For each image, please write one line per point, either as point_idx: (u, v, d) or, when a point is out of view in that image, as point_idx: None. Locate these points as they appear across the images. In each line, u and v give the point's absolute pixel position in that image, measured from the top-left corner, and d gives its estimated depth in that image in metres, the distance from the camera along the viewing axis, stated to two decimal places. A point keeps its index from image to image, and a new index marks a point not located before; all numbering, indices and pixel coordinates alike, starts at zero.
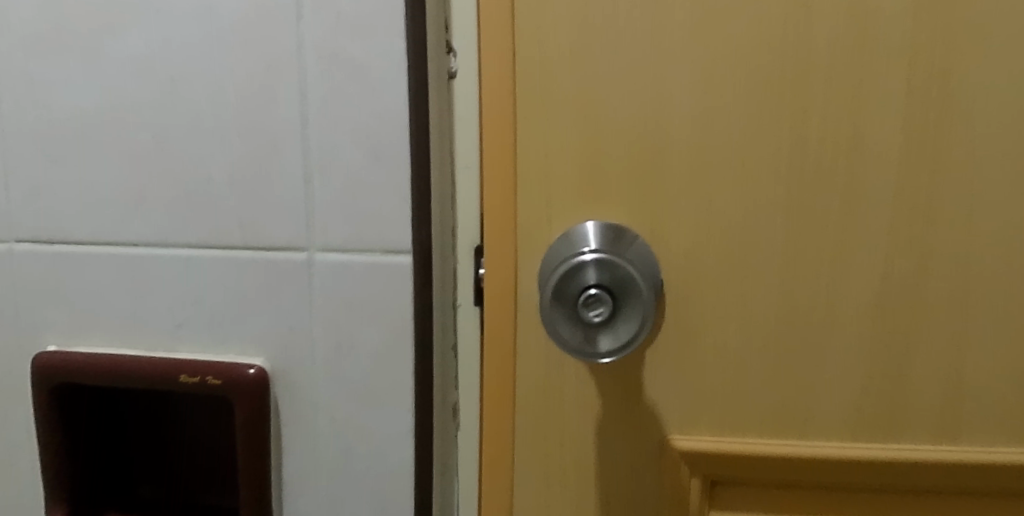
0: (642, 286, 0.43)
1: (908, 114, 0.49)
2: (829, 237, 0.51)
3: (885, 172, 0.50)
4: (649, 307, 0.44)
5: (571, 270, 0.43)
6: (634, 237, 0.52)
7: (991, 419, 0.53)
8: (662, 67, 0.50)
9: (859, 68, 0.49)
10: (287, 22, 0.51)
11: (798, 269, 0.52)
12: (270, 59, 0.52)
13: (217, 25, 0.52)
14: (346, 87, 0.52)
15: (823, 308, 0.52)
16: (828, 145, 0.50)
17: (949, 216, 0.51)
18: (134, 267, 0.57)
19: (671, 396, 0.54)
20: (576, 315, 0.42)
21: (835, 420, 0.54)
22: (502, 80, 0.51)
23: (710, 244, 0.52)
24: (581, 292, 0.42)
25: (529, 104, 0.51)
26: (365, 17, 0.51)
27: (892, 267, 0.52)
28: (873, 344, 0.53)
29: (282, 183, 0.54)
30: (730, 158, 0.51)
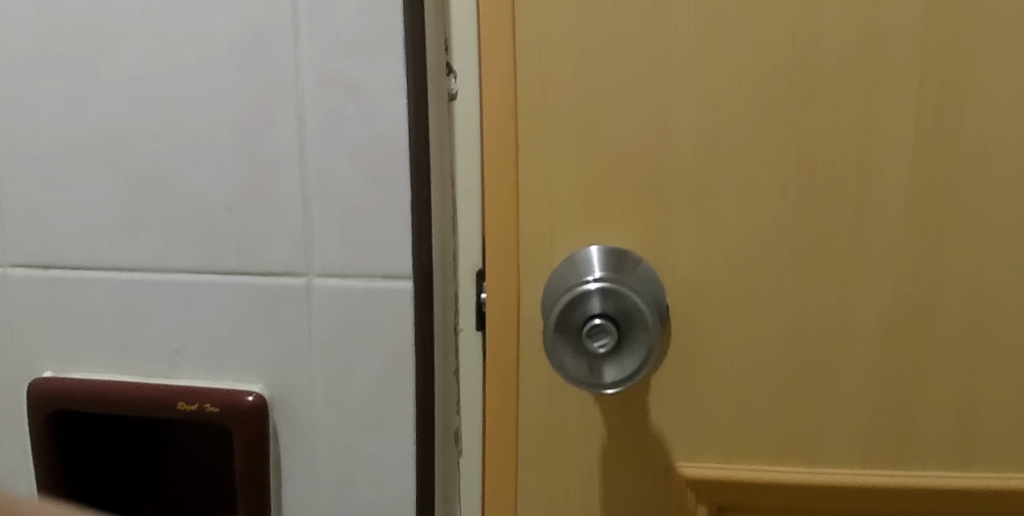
0: (648, 316, 0.42)
1: (918, 135, 0.48)
2: (838, 259, 0.50)
3: (895, 194, 0.49)
4: (655, 337, 0.42)
5: (576, 299, 0.42)
6: (638, 261, 0.51)
7: (1005, 445, 0.52)
8: (665, 88, 0.49)
9: (868, 87, 0.48)
10: (284, 44, 0.51)
11: (806, 293, 0.51)
12: (267, 80, 0.51)
13: (213, 47, 0.51)
14: (344, 109, 0.51)
15: (833, 333, 0.51)
16: (837, 166, 0.49)
17: (961, 238, 0.50)
18: (130, 292, 0.56)
19: (677, 423, 0.53)
20: (581, 346, 0.42)
21: (848, 448, 0.53)
22: (503, 103, 0.50)
23: (716, 269, 0.51)
24: (585, 322, 0.41)
25: (530, 126, 0.50)
26: (364, 39, 0.50)
27: (903, 290, 0.50)
28: (885, 370, 0.51)
29: (279, 207, 0.53)
30: (736, 180, 0.50)
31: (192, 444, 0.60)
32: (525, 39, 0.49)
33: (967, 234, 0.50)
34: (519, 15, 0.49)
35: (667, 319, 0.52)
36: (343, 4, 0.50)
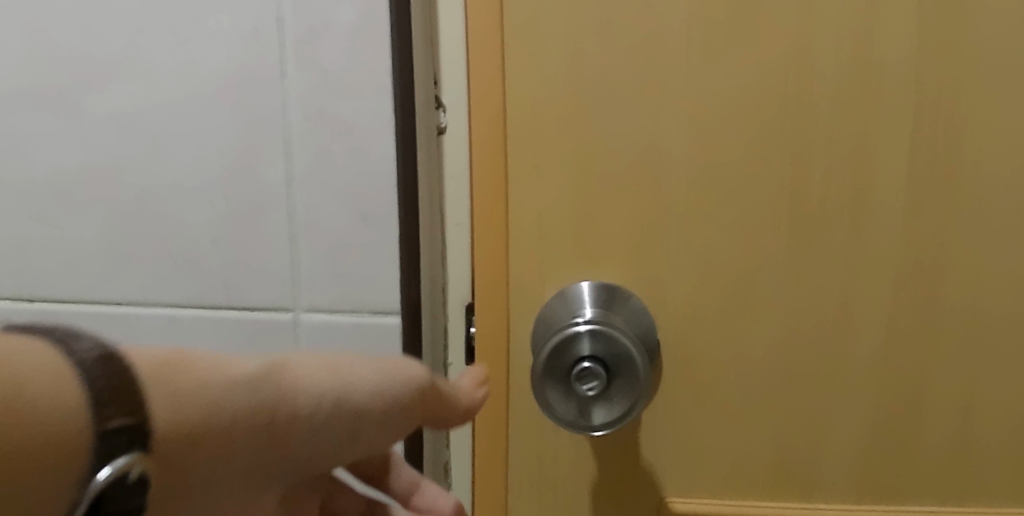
0: (638, 359, 0.42)
1: (913, 167, 0.47)
2: (832, 294, 0.49)
3: (890, 227, 0.48)
4: (644, 380, 0.42)
5: (565, 341, 0.41)
6: (629, 295, 0.49)
7: (1005, 481, 0.50)
8: (658, 122, 0.47)
9: (862, 121, 0.47)
10: (271, 81, 0.50)
11: (800, 328, 0.49)
12: (255, 116, 0.51)
13: (200, 82, 0.51)
14: (332, 146, 0.50)
15: (826, 368, 0.49)
16: (832, 200, 0.48)
17: (958, 271, 0.48)
18: (116, 327, 0.55)
19: (668, 459, 0.51)
20: (570, 388, 0.41)
21: (843, 489, 0.51)
22: (495, 136, 0.48)
23: (711, 306, 0.49)
24: (574, 365, 0.41)
25: (520, 160, 0.49)
26: (352, 74, 0.49)
27: (899, 325, 0.49)
28: (881, 405, 0.50)
29: (266, 242, 0.52)
30: (730, 215, 0.48)
31: None
32: (515, 71, 0.48)
33: (967, 271, 0.48)
34: (509, 48, 0.48)
35: (659, 357, 0.50)
36: (332, 40, 0.49)
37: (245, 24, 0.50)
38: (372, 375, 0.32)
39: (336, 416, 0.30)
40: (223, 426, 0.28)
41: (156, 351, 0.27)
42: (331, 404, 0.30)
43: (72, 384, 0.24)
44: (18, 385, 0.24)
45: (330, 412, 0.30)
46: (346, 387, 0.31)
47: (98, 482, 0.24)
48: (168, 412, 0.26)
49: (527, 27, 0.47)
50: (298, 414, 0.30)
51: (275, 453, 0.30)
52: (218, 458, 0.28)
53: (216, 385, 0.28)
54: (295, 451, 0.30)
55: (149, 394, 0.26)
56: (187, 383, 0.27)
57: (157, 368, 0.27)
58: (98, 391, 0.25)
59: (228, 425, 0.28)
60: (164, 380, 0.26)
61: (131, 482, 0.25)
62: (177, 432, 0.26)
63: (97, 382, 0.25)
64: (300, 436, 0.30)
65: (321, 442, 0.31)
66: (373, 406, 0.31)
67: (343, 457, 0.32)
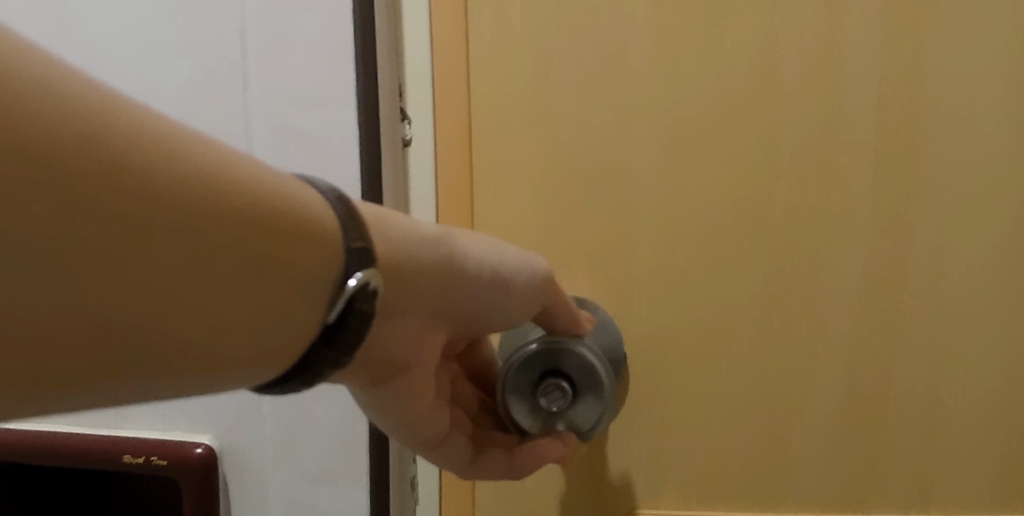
0: (604, 377, 0.41)
1: (883, 166, 0.45)
2: (797, 298, 0.46)
3: (861, 229, 0.45)
4: (608, 398, 0.41)
5: (534, 354, 0.40)
6: (595, 307, 0.48)
7: (996, 495, 0.46)
8: (627, 128, 0.46)
9: (828, 118, 0.45)
10: (234, 92, 0.49)
11: (768, 336, 0.47)
12: (216, 127, 0.50)
13: (160, 93, 0.50)
14: (296, 158, 0.49)
15: (796, 379, 0.47)
16: (799, 200, 0.46)
17: (934, 272, 0.45)
18: None
19: (637, 469, 0.49)
20: (535, 403, 0.40)
21: (826, 512, 0.48)
22: (461, 140, 0.48)
23: (685, 323, 0.48)
24: (542, 379, 0.40)
25: (485, 165, 0.48)
26: (317, 89, 0.48)
27: (868, 334, 0.46)
28: (855, 414, 0.46)
29: None
30: (698, 217, 0.47)
31: (143, 491, 0.56)
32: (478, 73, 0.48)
33: (952, 289, 0.45)
34: (474, 52, 0.47)
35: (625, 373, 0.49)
36: (293, 52, 0.48)
37: (207, 37, 0.49)
38: (515, 255, 0.36)
39: (496, 287, 0.35)
40: (425, 262, 0.32)
41: (367, 208, 0.31)
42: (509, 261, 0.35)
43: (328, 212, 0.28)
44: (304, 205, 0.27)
45: (489, 278, 0.34)
46: (502, 262, 0.35)
47: (347, 290, 0.27)
48: (383, 240, 0.30)
49: (492, 29, 0.47)
50: (476, 272, 0.34)
51: (455, 302, 0.34)
52: (413, 289, 0.31)
53: (416, 232, 0.32)
54: (464, 304, 0.34)
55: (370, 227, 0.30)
56: (397, 231, 0.31)
57: (372, 214, 0.31)
58: (345, 219, 0.28)
59: (433, 266, 0.32)
60: (378, 222, 0.31)
61: (371, 291, 0.28)
62: (389, 261, 0.30)
63: (343, 213, 0.28)
64: (471, 298, 0.34)
65: (484, 303, 0.35)
66: (520, 287, 0.35)
67: (500, 319, 0.36)
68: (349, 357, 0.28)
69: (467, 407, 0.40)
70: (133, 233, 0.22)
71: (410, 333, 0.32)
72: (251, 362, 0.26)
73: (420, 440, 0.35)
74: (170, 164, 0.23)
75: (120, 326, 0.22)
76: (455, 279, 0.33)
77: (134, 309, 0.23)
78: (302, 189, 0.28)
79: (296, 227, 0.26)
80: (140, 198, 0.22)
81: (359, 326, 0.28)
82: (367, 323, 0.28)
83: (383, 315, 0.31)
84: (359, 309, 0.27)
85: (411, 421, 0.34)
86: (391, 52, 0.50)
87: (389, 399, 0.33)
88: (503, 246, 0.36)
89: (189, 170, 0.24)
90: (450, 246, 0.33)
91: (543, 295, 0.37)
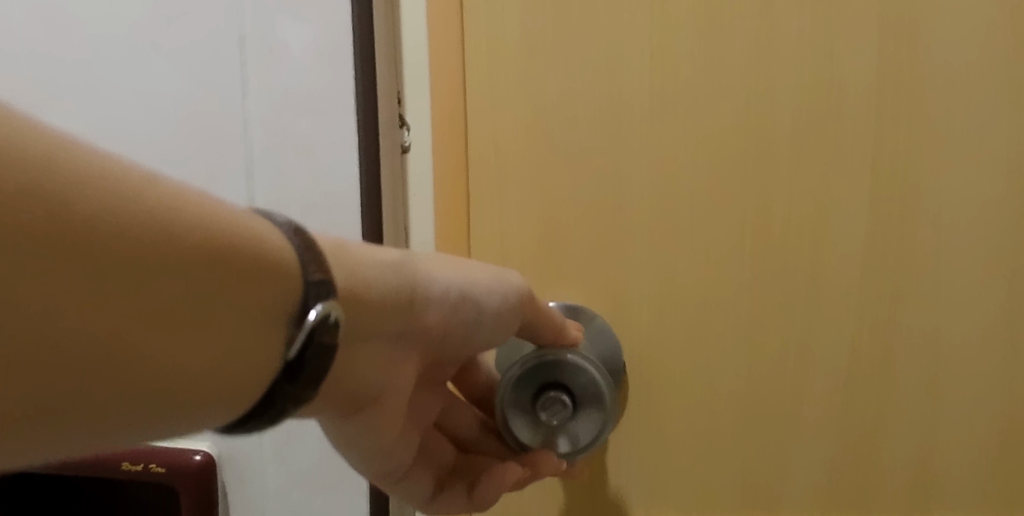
0: (604, 390, 0.39)
1: (927, 153, 0.39)
2: (828, 303, 0.41)
3: (901, 225, 0.40)
4: (609, 410, 0.39)
5: (530, 368, 0.38)
6: (593, 316, 0.42)
7: None
8: (641, 94, 0.40)
9: (865, 95, 0.39)
10: (232, 99, 0.49)
11: (795, 347, 0.41)
12: (215, 134, 0.49)
13: (158, 100, 0.50)
14: (294, 165, 0.49)
15: (826, 396, 0.41)
16: (831, 191, 0.40)
17: (984, 273, 0.40)
18: None
19: (645, 495, 0.44)
20: (535, 417, 0.39)
21: None
22: (452, 107, 0.42)
23: (698, 328, 0.42)
24: (541, 392, 0.39)
25: (480, 136, 0.42)
26: (315, 95, 0.48)
27: (910, 345, 0.40)
28: (894, 435, 0.41)
29: None
30: (716, 211, 0.41)
31: (140, 500, 0.56)
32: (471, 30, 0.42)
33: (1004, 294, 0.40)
34: (466, 5, 0.41)
35: None
36: (291, 59, 0.48)
37: (205, 43, 0.48)
38: (489, 272, 0.36)
39: (464, 309, 0.35)
40: (384, 290, 0.32)
41: (328, 238, 0.31)
42: (480, 281, 0.35)
43: (292, 244, 0.28)
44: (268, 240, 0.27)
45: (457, 299, 0.34)
46: (472, 283, 0.35)
47: (308, 322, 0.27)
48: (341, 273, 0.30)
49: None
50: (441, 295, 0.34)
51: (421, 328, 0.34)
52: (376, 319, 0.32)
53: (378, 261, 0.32)
54: (431, 327, 0.34)
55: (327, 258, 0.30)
56: (360, 257, 0.31)
57: (331, 244, 0.30)
58: (304, 250, 0.28)
59: (394, 293, 0.32)
60: (336, 252, 0.30)
61: (332, 323, 0.27)
62: (351, 290, 0.30)
63: (304, 243, 0.28)
64: (437, 321, 0.34)
65: (453, 326, 0.35)
66: (492, 307, 0.35)
67: (473, 341, 0.36)
68: (314, 391, 0.28)
69: (462, 432, 0.40)
70: (99, 280, 0.23)
71: (378, 362, 0.33)
72: (225, 402, 0.26)
73: (388, 470, 0.37)
74: (125, 217, 0.23)
75: (93, 377, 0.23)
76: (417, 304, 0.33)
77: (102, 365, 0.23)
78: (262, 224, 0.28)
79: (255, 265, 0.26)
80: (95, 255, 0.23)
81: (321, 358, 0.28)
82: (328, 355, 0.28)
83: (348, 347, 0.31)
84: (320, 342, 0.27)
85: (382, 451, 0.36)
86: (390, 58, 0.50)
87: (363, 430, 0.34)
88: (474, 264, 0.36)
89: (157, 211, 0.24)
90: (414, 270, 0.33)
91: (522, 313, 0.36)
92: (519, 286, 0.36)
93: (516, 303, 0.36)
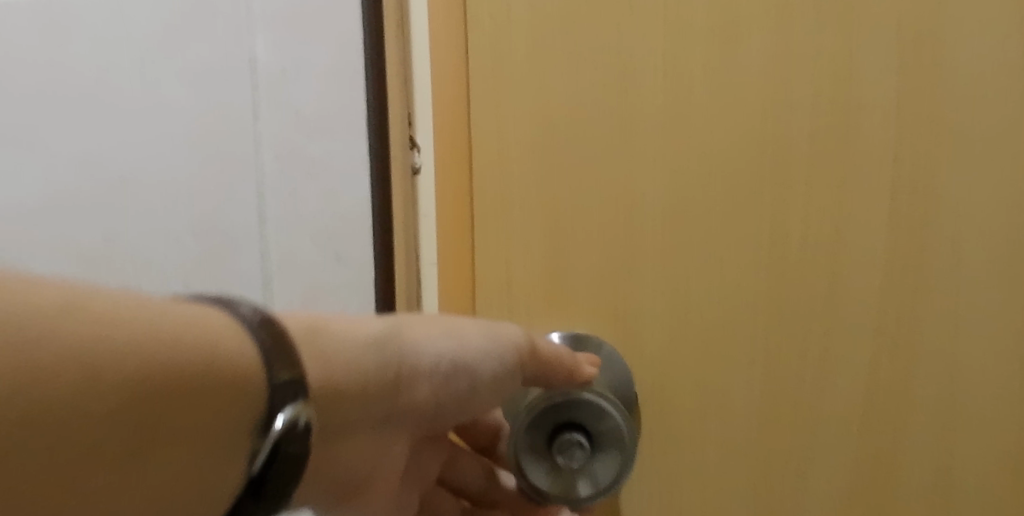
0: (624, 427, 0.35)
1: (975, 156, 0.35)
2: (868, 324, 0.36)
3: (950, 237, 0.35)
4: (630, 450, 0.35)
5: (542, 406, 0.35)
6: (599, 343, 0.38)
7: None
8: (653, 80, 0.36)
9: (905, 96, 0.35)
10: (245, 121, 0.49)
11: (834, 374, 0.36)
12: (227, 155, 0.49)
13: (170, 122, 0.49)
14: (305, 188, 0.48)
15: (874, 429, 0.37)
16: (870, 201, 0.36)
17: None
18: None
19: None
20: (550, 461, 0.35)
21: None
22: (456, 92, 0.37)
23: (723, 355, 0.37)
24: (555, 433, 0.35)
25: (484, 133, 0.37)
26: (326, 117, 0.47)
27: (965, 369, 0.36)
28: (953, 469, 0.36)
29: (239, 287, 0.50)
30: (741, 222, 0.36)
31: None
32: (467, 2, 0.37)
33: None
34: None
35: None
36: (302, 80, 0.47)
37: (217, 64, 0.48)
38: (483, 332, 0.34)
39: (453, 379, 0.33)
40: (365, 378, 0.30)
41: (305, 319, 0.30)
42: (470, 346, 0.33)
43: (249, 343, 0.27)
44: (216, 345, 0.26)
45: (448, 369, 0.33)
46: (464, 349, 0.33)
47: (274, 431, 0.26)
48: (317, 367, 0.29)
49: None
50: (426, 368, 0.33)
51: (407, 407, 0.33)
52: (358, 406, 0.31)
53: (358, 343, 0.30)
54: (421, 404, 0.33)
55: (299, 349, 0.29)
56: (335, 346, 0.30)
57: (306, 330, 0.29)
58: (269, 349, 0.26)
59: (376, 376, 0.31)
60: (311, 340, 0.29)
61: (300, 431, 0.26)
62: (326, 387, 0.29)
63: (266, 336, 0.27)
64: (426, 395, 0.33)
65: (442, 399, 0.33)
66: (487, 375, 0.34)
67: (467, 411, 0.34)
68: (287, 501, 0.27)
69: (470, 485, 0.40)
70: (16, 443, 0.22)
71: (364, 446, 0.33)
72: None
73: None
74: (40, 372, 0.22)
75: None
76: (403, 381, 0.32)
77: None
78: (209, 332, 0.26)
79: (201, 381, 0.25)
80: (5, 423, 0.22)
81: (291, 469, 0.26)
82: (299, 465, 0.26)
83: (331, 437, 0.30)
84: (286, 452, 0.26)
85: None
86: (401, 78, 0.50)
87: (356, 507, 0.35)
88: (465, 323, 0.34)
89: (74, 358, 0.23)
90: (398, 343, 0.32)
91: (521, 371, 0.34)
92: (515, 344, 0.34)
93: (511, 367, 0.34)
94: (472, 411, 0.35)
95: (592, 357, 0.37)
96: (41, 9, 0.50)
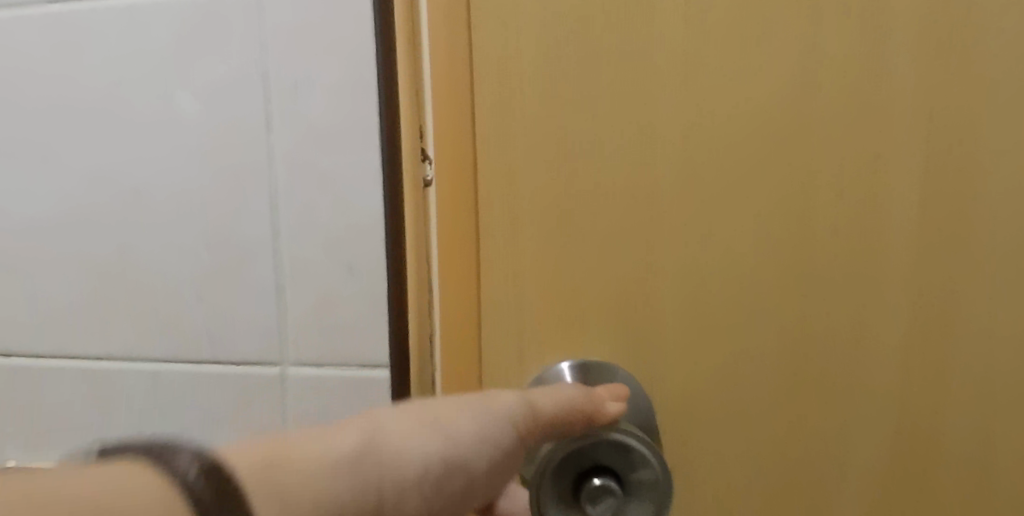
0: (657, 468, 0.36)
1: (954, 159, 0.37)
2: (857, 323, 0.38)
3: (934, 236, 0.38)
4: (663, 494, 0.36)
5: (570, 455, 0.37)
6: (612, 370, 0.41)
7: None
8: (657, 101, 0.39)
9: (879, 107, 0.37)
10: (257, 136, 0.49)
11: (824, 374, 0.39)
12: (240, 169, 0.49)
13: (181, 136, 0.50)
14: (319, 201, 0.49)
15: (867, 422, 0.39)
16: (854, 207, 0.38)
17: None
18: (98, 381, 0.54)
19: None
20: (580, 506, 0.37)
21: None
22: (461, 112, 0.40)
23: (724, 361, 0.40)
24: (585, 481, 0.37)
25: (494, 157, 0.40)
26: (339, 130, 0.48)
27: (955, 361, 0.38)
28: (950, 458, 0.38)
29: (254, 300, 0.51)
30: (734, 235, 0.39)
31: None
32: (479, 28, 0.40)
33: None
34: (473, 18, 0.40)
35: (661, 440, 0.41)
36: (314, 95, 0.48)
37: (228, 77, 0.49)
38: (458, 418, 0.33)
39: (437, 481, 0.32)
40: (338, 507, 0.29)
41: (259, 454, 0.28)
42: (443, 440, 0.32)
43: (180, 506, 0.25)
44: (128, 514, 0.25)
45: (432, 469, 0.32)
46: (444, 443, 0.32)
47: None
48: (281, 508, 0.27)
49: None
50: (405, 477, 0.31)
51: None
52: None
53: (322, 473, 0.29)
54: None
55: (254, 492, 0.27)
56: (299, 477, 0.28)
57: (263, 467, 0.28)
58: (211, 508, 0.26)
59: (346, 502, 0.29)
60: (271, 478, 0.28)
61: None
62: None
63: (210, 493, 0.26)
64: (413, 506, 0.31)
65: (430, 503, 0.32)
66: (469, 463, 0.33)
67: (455, 504, 0.33)
68: None
69: None
70: None
71: None
72: None
73: None
74: None
75: None
76: (381, 503, 0.30)
77: None
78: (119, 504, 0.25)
79: None
80: None
81: None
82: None
83: None
84: None
85: None
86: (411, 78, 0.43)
87: None
88: (438, 414, 0.33)
89: None
90: (370, 456, 0.30)
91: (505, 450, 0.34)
92: (493, 422, 0.34)
93: (492, 448, 0.34)
94: (462, 501, 0.33)
95: (614, 391, 0.38)
96: (52, 23, 0.51)
